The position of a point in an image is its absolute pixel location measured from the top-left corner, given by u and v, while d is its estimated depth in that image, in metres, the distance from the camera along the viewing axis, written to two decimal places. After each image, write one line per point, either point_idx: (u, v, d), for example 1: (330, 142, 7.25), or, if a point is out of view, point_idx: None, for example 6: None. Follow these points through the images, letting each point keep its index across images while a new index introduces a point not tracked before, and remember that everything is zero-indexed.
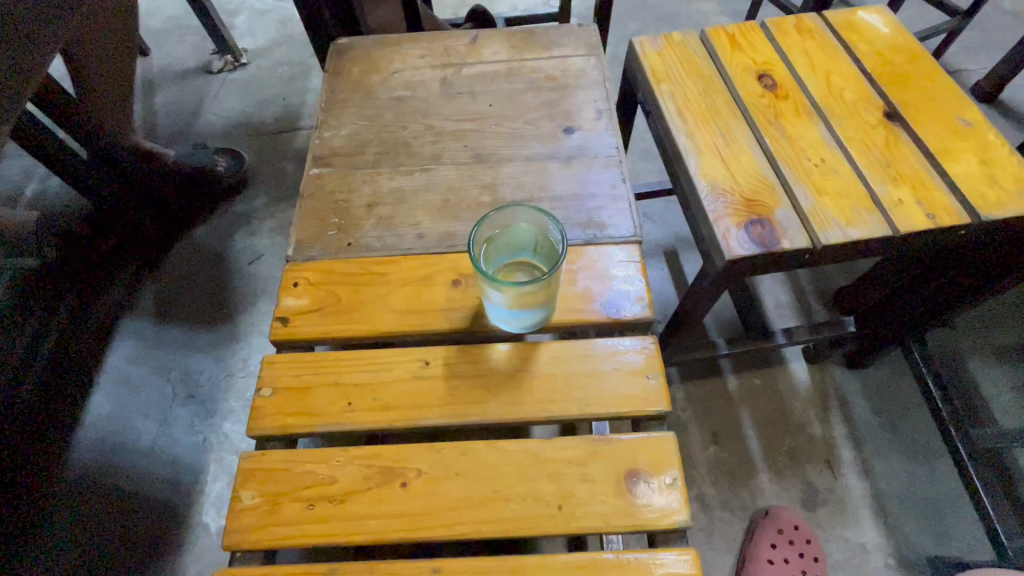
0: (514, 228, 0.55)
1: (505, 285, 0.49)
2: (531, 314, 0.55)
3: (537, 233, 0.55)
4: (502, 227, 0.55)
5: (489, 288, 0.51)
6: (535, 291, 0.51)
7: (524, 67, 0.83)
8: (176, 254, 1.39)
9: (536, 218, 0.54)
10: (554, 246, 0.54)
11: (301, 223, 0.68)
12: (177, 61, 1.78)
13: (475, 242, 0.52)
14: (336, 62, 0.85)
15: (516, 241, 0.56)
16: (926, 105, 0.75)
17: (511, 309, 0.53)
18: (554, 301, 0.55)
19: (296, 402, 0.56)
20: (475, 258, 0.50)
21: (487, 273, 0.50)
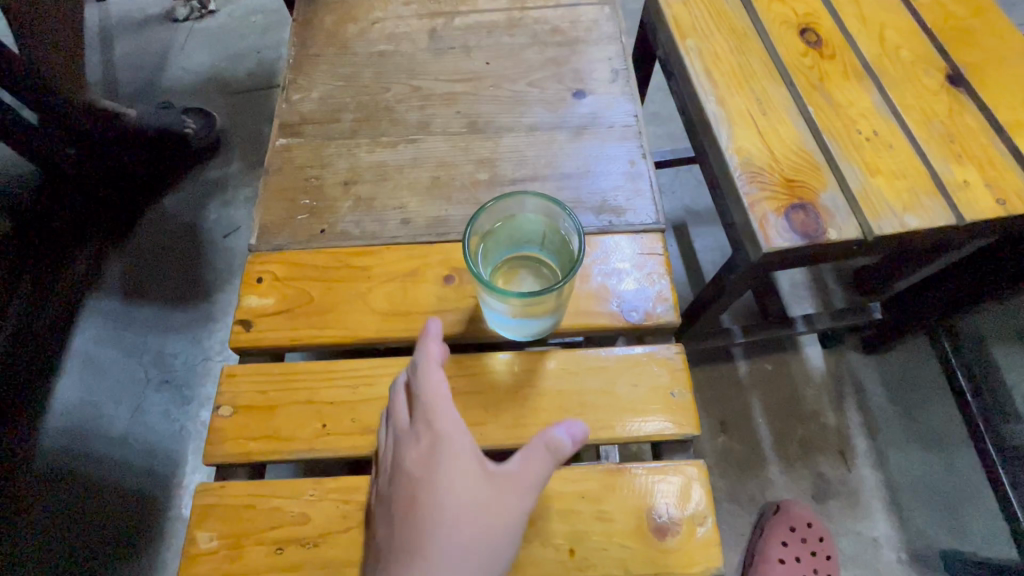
0: (517, 218, 0.46)
1: (512, 296, 0.40)
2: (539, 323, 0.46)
3: (544, 225, 0.46)
4: (501, 219, 0.45)
5: (489, 298, 0.42)
6: (547, 300, 0.42)
7: (527, 18, 0.71)
8: (145, 224, 1.27)
9: (544, 206, 0.45)
10: (567, 242, 0.45)
11: (265, 206, 0.58)
12: (137, 7, 1.60)
13: (469, 241, 0.43)
14: (306, 8, 0.73)
15: (520, 234, 0.47)
16: (994, 68, 0.65)
17: (517, 320, 0.44)
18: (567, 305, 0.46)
19: (261, 424, 0.47)
20: (471, 262, 0.41)
21: (485, 280, 0.41)
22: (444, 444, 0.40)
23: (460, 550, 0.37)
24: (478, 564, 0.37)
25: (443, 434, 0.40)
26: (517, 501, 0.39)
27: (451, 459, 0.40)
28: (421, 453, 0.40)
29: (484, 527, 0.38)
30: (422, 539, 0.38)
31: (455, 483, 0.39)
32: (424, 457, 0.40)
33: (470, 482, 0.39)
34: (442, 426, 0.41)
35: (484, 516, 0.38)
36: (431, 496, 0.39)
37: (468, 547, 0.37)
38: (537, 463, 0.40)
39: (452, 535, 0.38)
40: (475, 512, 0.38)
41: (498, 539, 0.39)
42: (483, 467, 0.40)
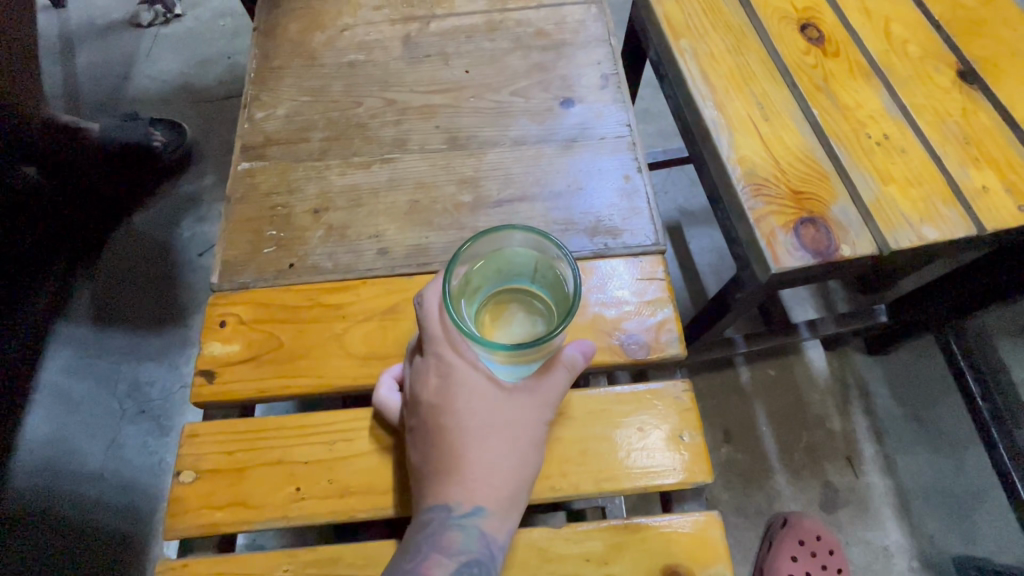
0: (506, 249, 0.41)
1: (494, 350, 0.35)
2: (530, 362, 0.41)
3: (536, 257, 0.41)
4: (487, 252, 0.40)
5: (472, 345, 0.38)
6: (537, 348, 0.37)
7: (508, 20, 0.65)
8: (114, 245, 1.20)
9: (534, 238, 0.40)
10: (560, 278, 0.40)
11: (227, 239, 0.53)
12: (99, 13, 1.52)
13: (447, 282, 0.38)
14: (268, 16, 0.67)
15: (510, 269, 0.42)
16: (1008, 62, 0.61)
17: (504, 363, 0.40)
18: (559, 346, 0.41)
19: (227, 491, 0.43)
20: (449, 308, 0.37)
21: (471, 330, 0.36)
22: (462, 372, 0.40)
23: (499, 466, 0.39)
24: (517, 476, 0.39)
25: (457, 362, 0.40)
26: (543, 412, 0.41)
27: (472, 387, 0.39)
28: (440, 383, 0.40)
29: (516, 439, 0.40)
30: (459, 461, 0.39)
31: (479, 404, 0.39)
32: (445, 389, 0.40)
33: (494, 402, 0.39)
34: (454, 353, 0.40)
35: (515, 432, 0.40)
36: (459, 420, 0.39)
37: (505, 462, 0.39)
38: (559, 380, 0.41)
39: (488, 452, 0.39)
40: (505, 426, 0.39)
41: (532, 447, 0.40)
42: (504, 391, 0.40)
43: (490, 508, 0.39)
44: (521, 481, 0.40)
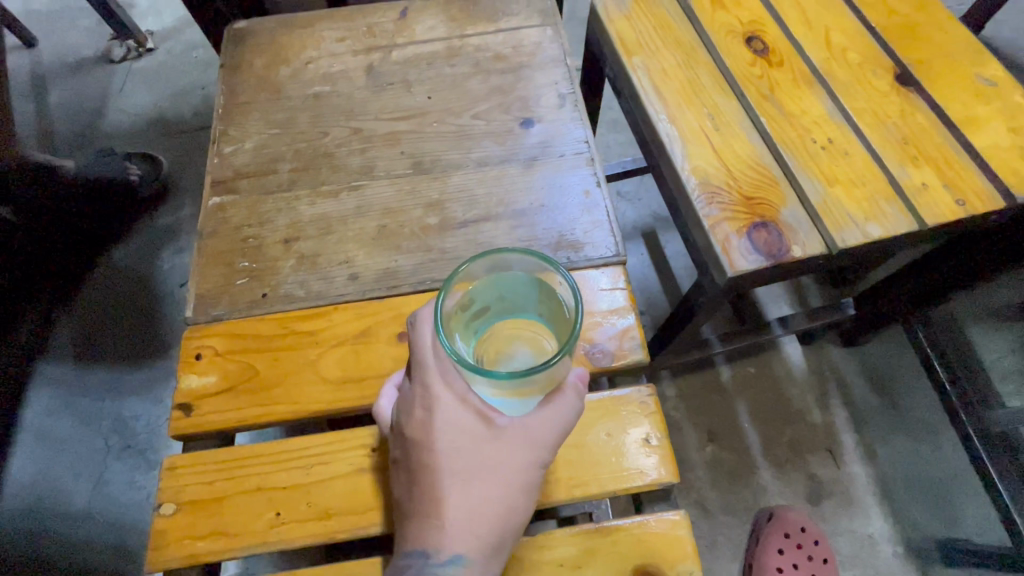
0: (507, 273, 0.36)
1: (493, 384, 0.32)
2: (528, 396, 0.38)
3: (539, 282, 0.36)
4: (488, 274, 0.36)
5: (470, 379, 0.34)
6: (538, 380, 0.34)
7: (467, 46, 0.68)
8: (93, 281, 1.20)
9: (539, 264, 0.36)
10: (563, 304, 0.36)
11: (201, 273, 0.54)
12: (70, 51, 1.53)
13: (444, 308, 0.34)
14: (234, 53, 0.69)
15: (512, 296, 0.38)
16: (942, 63, 0.64)
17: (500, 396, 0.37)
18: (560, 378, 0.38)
19: (207, 521, 0.44)
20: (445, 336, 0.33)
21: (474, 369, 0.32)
22: (451, 410, 0.39)
23: (483, 510, 0.38)
24: (502, 522, 0.39)
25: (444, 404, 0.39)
26: (534, 454, 0.39)
27: (458, 427, 0.39)
28: (427, 425, 0.39)
29: (502, 485, 0.39)
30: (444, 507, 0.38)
31: (466, 450, 0.39)
32: (430, 433, 0.39)
33: (482, 445, 0.39)
34: (444, 394, 0.39)
35: (502, 477, 0.39)
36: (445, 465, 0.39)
37: (491, 506, 0.39)
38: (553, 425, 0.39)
39: (472, 498, 0.38)
40: (492, 472, 0.39)
41: (520, 493, 0.39)
42: (494, 432, 0.39)
43: (471, 557, 0.38)
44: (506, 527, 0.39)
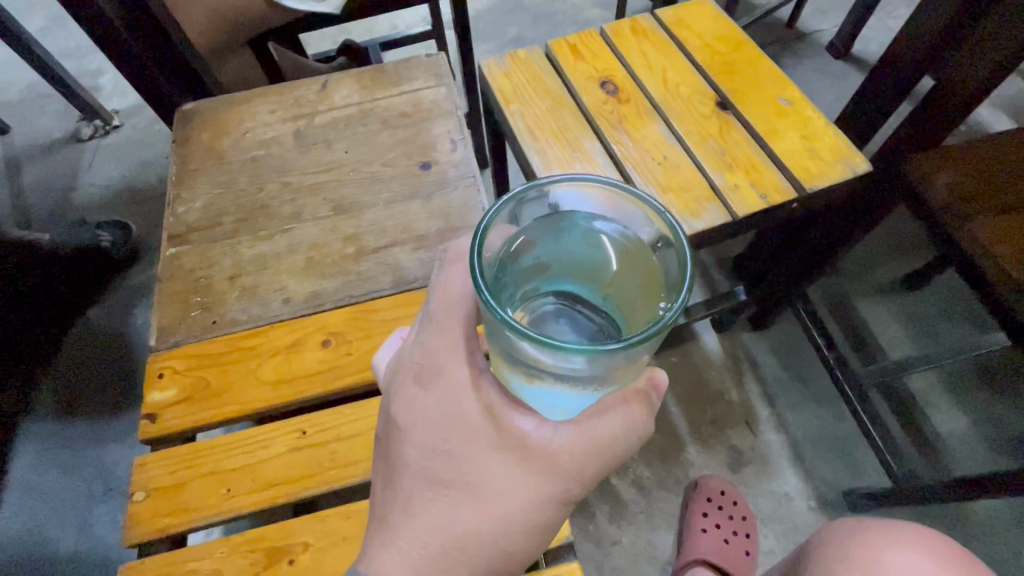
0: (571, 221, 0.32)
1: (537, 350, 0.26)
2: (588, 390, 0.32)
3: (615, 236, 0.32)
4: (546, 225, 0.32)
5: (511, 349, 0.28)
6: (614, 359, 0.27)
7: (377, 108, 0.83)
8: (71, 341, 1.30)
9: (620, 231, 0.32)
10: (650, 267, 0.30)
11: (161, 309, 0.66)
12: (41, 134, 1.66)
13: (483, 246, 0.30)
14: (183, 129, 0.82)
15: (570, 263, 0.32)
16: (752, 90, 0.81)
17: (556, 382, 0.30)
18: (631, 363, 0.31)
19: (172, 501, 0.55)
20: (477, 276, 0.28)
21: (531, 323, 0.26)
22: (472, 412, 0.39)
23: (480, 518, 0.41)
24: (496, 532, 0.41)
25: (459, 398, 0.39)
26: (545, 475, 0.40)
27: (475, 431, 0.40)
28: (431, 415, 0.41)
29: (496, 508, 0.41)
30: (431, 511, 0.41)
31: (468, 458, 0.40)
32: (433, 419, 0.40)
33: (494, 456, 0.40)
34: (463, 388, 0.39)
35: (501, 488, 0.41)
36: (445, 468, 0.41)
37: (489, 517, 0.41)
38: (575, 449, 0.39)
39: (460, 511, 0.41)
40: (488, 493, 0.41)
41: (513, 522, 0.41)
42: (508, 447, 0.40)
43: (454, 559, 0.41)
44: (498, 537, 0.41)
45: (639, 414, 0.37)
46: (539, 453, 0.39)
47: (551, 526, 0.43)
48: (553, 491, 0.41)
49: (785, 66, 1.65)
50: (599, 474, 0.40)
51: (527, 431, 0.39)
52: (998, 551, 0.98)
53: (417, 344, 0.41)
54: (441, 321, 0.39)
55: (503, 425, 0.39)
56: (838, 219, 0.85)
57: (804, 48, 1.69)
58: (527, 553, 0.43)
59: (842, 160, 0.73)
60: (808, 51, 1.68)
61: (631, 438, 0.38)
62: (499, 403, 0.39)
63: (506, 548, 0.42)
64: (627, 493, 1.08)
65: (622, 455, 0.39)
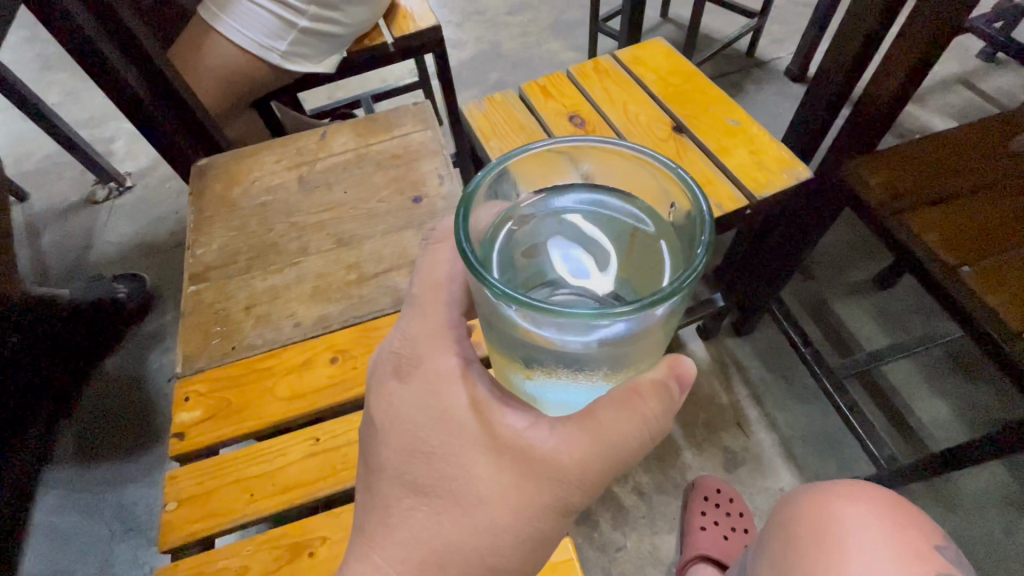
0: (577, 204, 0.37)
1: (527, 305, 0.28)
2: (592, 371, 0.33)
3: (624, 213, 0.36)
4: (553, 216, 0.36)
5: (503, 313, 0.31)
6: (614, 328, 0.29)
7: (371, 152, 0.92)
8: (90, 389, 1.37)
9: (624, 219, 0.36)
10: (669, 234, 0.34)
11: (185, 339, 0.74)
12: (59, 198, 1.77)
13: (474, 212, 0.34)
14: (198, 182, 0.92)
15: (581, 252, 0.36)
16: (704, 114, 0.91)
17: (555, 357, 0.32)
18: (642, 346, 0.33)
19: (201, 508, 0.61)
20: (470, 251, 0.31)
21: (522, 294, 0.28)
22: (459, 403, 0.41)
23: (459, 528, 0.41)
24: (475, 543, 0.41)
25: (445, 392, 0.42)
26: (534, 479, 0.41)
27: (462, 427, 0.41)
28: (412, 409, 0.43)
29: (481, 517, 0.41)
30: (412, 520, 0.42)
31: (451, 462, 0.42)
32: (414, 410, 0.43)
33: (483, 458, 0.41)
34: (451, 383, 0.42)
35: (485, 494, 0.41)
36: (428, 474, 0.42)
37: (467, 530, 0.41)
38: (569, 453, 0.39)
39: (442, 522, 0.42)
40: (473, 501, 0.41)
41: (497, 534, 0.42)
42: (495, 446, 0.41)
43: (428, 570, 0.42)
44: (478, 551, 0.42)
45: (655, 409, 0.37)
46: (530, 453, 0.40)
47: (541, 539, 0.43)
48: (542, 497, 0.41)
49: (747, 91, 1.78)
50: (597, 477, 0.40)
51: (516, 430, 0.40)
52: (987, 531, 1.02)
53: (401, 336, 0.44)
54: (427, 310, 0.44)
55: (489, 418, 0.41)
56: (798, 217, 0.94)
57: (764, 74, 1.82)
58: (512, 568, 0.43)
59: (787, 169, 0.83)
60: (768, 77, 1.81)
61: (639, 437, 0.37)
62: (487, 398, 0.41)
63: (489, 560, 0.42)
64: (628, 499, 1.12)
65: (626, 455, 0.38)
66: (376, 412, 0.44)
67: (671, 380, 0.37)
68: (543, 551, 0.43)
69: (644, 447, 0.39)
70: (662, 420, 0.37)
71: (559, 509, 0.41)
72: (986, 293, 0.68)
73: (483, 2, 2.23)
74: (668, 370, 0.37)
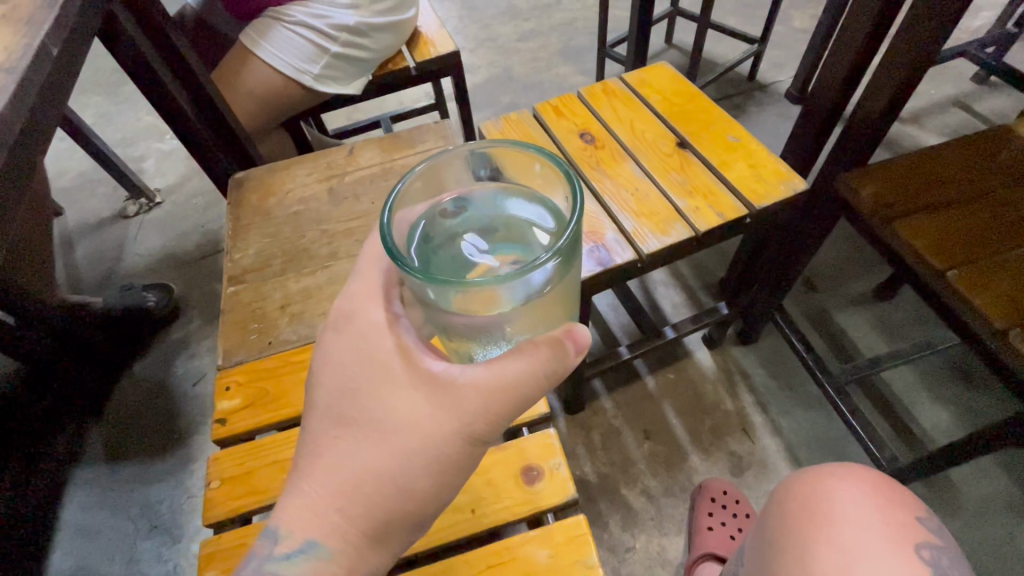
0: (489, 194, 0.41)
1: (424, 279, 0.33)
2: (498, 330, 0.39)
3: (527, 199, 0.40)
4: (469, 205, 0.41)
5: (417, 289, 0.36)
6: (501, 295, 0.34)
7: (396, 166, 0.99)
8: (119, 393, 1.42)
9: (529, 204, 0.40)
10: (559, 217, 0.38)
11: (225, 335, 0.80)
12: (92, 214, 1.87)
13: (400, 206, 0.39)
14: (236, 193, 0.99)
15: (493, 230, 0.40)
16: (706, 130, 0.97)
17: (465, 321, 0.37)
18: (539, 308, 0.38)
19: (242, 486, 0.67)
20: (388, 236, 0.35)
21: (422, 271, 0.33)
22: (384, 350, 0.47)
23: (374, 455, 0.46)
24: (388, 468, 0.47)
25: (374, 338, 0.47)
26: (443, 412, 0.46)
27: (386, 369, 0.47)
28: (346, 356, 0.48)
29: (395, 444, 0.46)
30: (336, 448, 0.47)
31: (373, 396, 0.47)
32: (347, 357, 0.48)
33: (401, 395, 0.46)
34: (380, 331, 0.47)
35: (400, 425, 0.46)
36: (352, 408, 0.47)
37: (381, 457, 0.46)
38: (475, 392, 0.45)
39: (361, 448, 0.47)
40: (389, 428, 0.46)
41: (410, 457, 0.47)
42: (413, 382, 0.46)
43: (347, 492, 0.47)
44: (392, 476, 0.47)
45: (545, 355, 0.42)
46: (442, 388, 0.46)
47: (451, 467, 0.48)
48: (453, 427, 0.46)
49: (750, 113, 1.86)
50: (499, 411, 0.45)
51: (436, 371, 0.46)
52: (991, 535, 1.04)
53: (342, 295, 0.50)
54: (365, 272, 0.50)
55: (411, 361, 0.47)
56: (799, 227, 0.99)
57: (766, 97, 1.90)
58: (427, 493, 0.48)
59: (784, 181, 0.89)
60: (768, 99, 1.89)
61: (535, 376, 0.43)
62: (413, 345, 0.47)
63: (404, 484, 0.47)
64: (636, 502, 1.16)
65: (525, 394, 0.44)
66: (314, 358, 0.50)
67: (566, 340, 0.42)
68: (454, 477, 0.48)
69: (542, 389, 0.44)
70: (554, 366, 0.43)
71: (466, 437, 0.46)
72: (970, 293, 0.73)
73: (495, 30, 2.34)
74: (565, 333, 0.43)
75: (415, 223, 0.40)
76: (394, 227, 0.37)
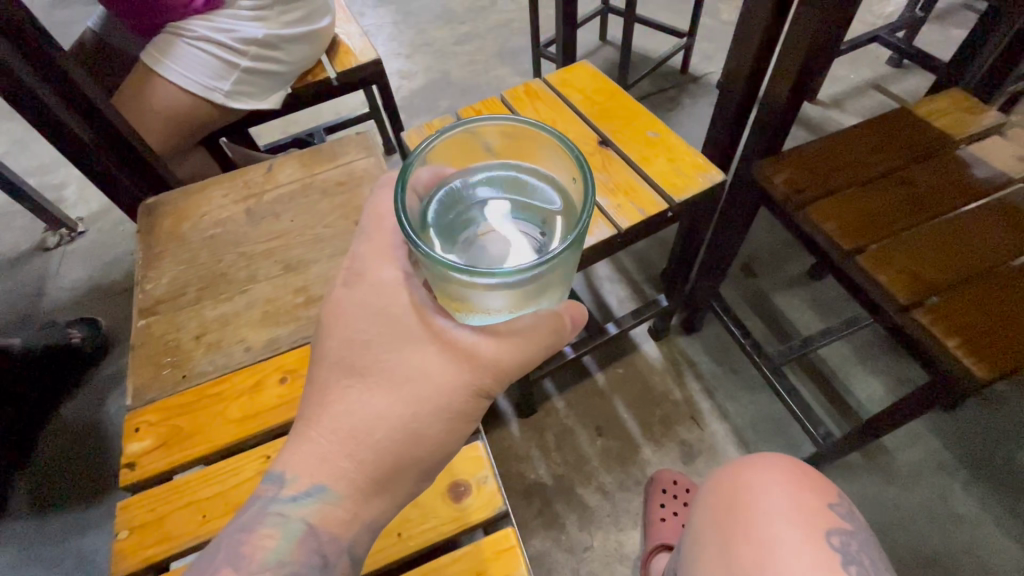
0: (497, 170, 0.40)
1: (442, 263, 0.33)
2: (504, 309, 0.39)
3: (535, 175, 0.40)
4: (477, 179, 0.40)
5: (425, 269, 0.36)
6: (518, 283, 0.34)
7: (316, 180, 0.95)
8: (45, 439, 1.33)
9: (538, 183, 0.39)
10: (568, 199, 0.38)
11: (136, 371, 0.75)
12: (8, 248, 1.75)
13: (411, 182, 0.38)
14: (146, 220, 0.93)
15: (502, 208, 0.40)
16: (626, 128, 0.98)
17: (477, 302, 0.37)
18: (545, 291, 0.38)
19: (153, 535, 0.64)
20: (403, 217, 0.35)
21: (442, 257, 0.33)
22: (398, 304, 0.46)
23: (385, 402, 0.47)
24: (401, 418, 0.47)
25: (389, 293, 0.47)
26: (457, 363, 0.46)
27: (402, 322, 0.46)
28: (360, 309, 0.47)
29: (408, 392, 0.47)
30: (347, 397, 0.47)
31: (387, 348, 0.46)
32: (359, 312, 0.47)
33: (419, 348, 0.46)
34: (394, 286, 0.47)
35: (416, 376, 0.46)
36: (364, 359, 0.47)
37: (393, 405, 0.47)
38: (487, 349, 0.45)
39: (372, 396, 0.47)
40: (402, 378, 0.46)
41: (421, 404, 0.47)
42: (430, 335, 0.46)
43: (358, 438, 0.47)
44: (402, 427, 0.47)
45: (551, 329, 0.45)
46: (457, 343, 0.46)
47: (462, 416, 0.48)
48: (466, 380, 0.46)
49: (684, 105, 1.90)
50: (511, 366, 0.46)
51: (448, 329, 0.46)
52: (922, 498, 1.09)
53: (353, 256, 0.49)
54: (373, 231, 0.50)
55: (425, 318, 0.46)
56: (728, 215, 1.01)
57: (698, 89, 1.94)
58: (440, 439, 0.48)
59: (702, 174, 0.91)
60: (701, 90, 1.94)
61: (545, 335, 0.44)
62: (425, 302, 0.46)
63: (412, 433, 0.47)
64: (592, 499, 1.16)
65: (536, 352, 0.45)
66: (324, 312, 0.49)
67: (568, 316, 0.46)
68: (463, 425, 0.49)
69: (550, 350, 0.46)
70: (559, 334, 0.45)
71: (477, 391, 0.47)
72: (874, 269, 0.76)
73: (432, 34, 2.32)
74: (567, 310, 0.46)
75: (424, 195, 0.39)
76: (407, 205, 0.36)
